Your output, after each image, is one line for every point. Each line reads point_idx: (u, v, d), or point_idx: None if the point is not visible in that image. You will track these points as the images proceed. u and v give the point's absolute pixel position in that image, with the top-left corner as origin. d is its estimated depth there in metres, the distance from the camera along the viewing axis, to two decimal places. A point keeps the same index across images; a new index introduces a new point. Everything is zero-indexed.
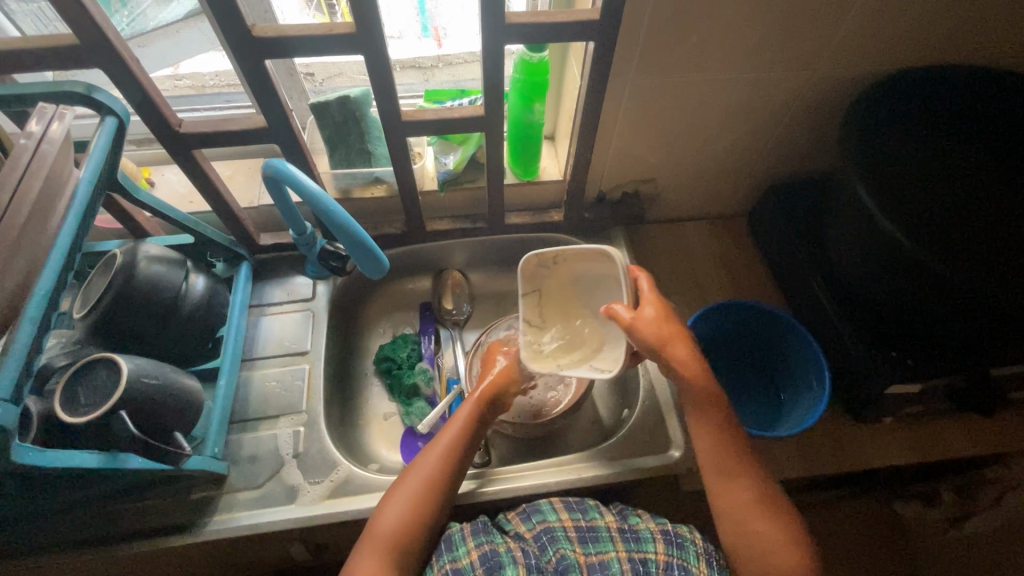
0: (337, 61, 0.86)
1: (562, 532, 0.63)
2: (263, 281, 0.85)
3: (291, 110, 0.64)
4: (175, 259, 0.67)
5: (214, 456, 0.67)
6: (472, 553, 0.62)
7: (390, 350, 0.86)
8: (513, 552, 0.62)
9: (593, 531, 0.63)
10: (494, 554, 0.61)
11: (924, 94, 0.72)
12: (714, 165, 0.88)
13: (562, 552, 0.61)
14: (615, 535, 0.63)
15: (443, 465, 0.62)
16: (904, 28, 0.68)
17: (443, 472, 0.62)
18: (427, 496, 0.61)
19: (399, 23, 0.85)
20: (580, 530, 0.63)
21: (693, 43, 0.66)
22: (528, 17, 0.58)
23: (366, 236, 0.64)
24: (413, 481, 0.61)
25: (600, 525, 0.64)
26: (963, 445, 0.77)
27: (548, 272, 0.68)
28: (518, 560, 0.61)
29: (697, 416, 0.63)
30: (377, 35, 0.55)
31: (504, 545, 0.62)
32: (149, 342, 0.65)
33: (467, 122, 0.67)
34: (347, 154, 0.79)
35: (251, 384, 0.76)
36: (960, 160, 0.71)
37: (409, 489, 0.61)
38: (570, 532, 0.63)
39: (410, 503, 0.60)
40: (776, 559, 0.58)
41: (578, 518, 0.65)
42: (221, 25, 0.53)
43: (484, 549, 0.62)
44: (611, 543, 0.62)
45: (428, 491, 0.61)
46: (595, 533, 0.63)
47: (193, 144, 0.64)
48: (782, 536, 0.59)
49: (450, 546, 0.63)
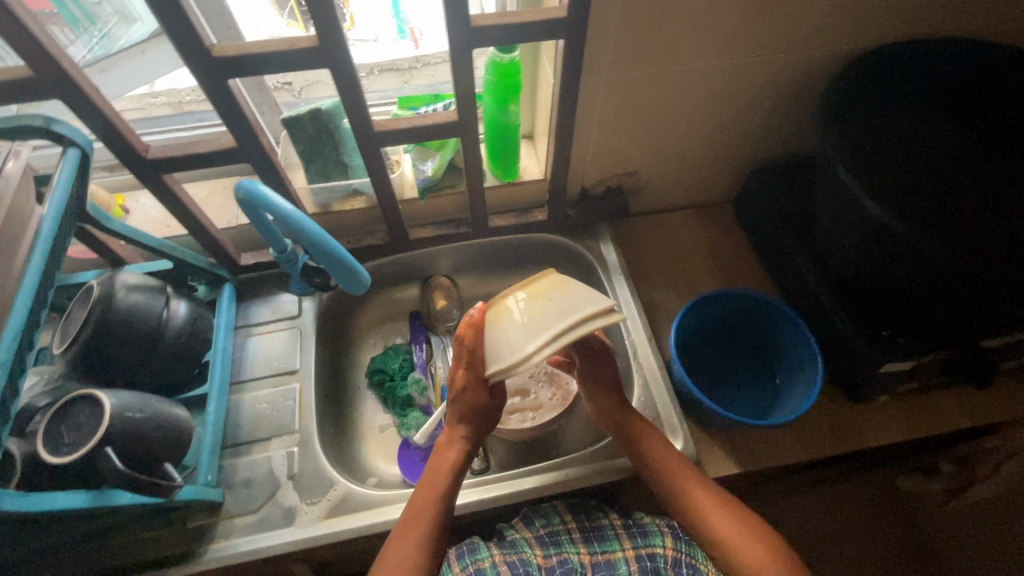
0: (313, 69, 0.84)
1: (567, 535, 0.66)
2: (248, 301, 0.84)
3: (260, 127, 0.62)
4: (156, 286, 0.67)
5: (207, 484, 0.66)
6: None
7: (381, 363, 0.86)
8: (500, 568, 0.62)
9: (599, 531, 0.67)
10: (480, 572, 0.62)
11: (912, 70, 0.72)
12: (695, 153, 0.87)
13: (566, 554, 0.64)
14: (620, 533, 0.67)
15: (421, 548, 0.58)
16: (873, 5, 0.67)
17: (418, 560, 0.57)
18: None
19: (374, 25, 0.84)
20: (584, 531, 0.67)
21: (664, 33, 0.65)
22: (496, 18, 0.56)
23: (344, 252, 0.63)
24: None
25: (604, 525, 0.68)
26: (959, 418, 0.76)
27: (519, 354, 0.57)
28: (504, 572, 0.62)
29: (633, 430, 0.67)
30: (341, 45, 0.54)
31: (489, 561, 0.63)
32: (134, 371, 0.64)
33: (442, 129, 0.66)
34: (323, 167, 0.77)
35: (241, 407, 0.75)
36: (959, 137, 0.70)
37: None
38: (574, 534, 0.67)
39: None
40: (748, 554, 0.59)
41: (582, 519, 0.68)
42: (179, 46, 0.51)
43: (470, 571, 0.62)
44: (617, 542, 0.65)
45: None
46: (600, 532, 0.67)
47: (161, 168, 0.62)
48: (739, 531, 0.60)
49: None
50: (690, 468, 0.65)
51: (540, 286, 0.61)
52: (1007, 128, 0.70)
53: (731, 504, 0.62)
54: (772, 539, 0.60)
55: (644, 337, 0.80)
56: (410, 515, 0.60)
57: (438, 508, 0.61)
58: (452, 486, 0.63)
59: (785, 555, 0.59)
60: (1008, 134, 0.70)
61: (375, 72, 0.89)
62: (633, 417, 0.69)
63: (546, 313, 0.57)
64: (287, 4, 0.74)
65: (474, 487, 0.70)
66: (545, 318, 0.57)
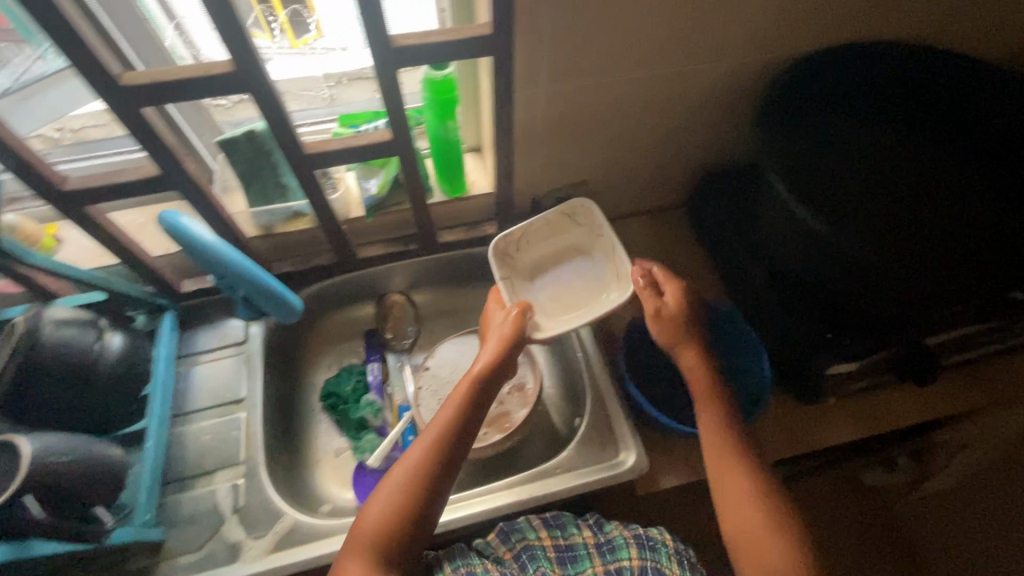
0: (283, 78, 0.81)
1: (542, 551, 0.64)
2: (192, 329, 0.81)
3: (185, 155, 0.61)
4: (87, 319, 0.64)
5: (146, 523, 0.64)
6: None
7: (335, 385, 0.84)
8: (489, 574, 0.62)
9: (571, 550, 0.65)
10: None
11: (846, 74, 0.74)
12: (643, 160, 0.87)
13: (541, 570, 0.62)
14: (591, 550, 0.65)
15: (432, 449, 0.61)
16: (803, 12, 0.68)
17: (426, 463, 0.60)
18: (412, 484, 0.59)
19: (345, 32, 0.79)
20: (558, 550, 0.64)
21: (597, 46, 0.65)
22: (419, 38, 0.55)
23: (269, 281, 0.64)
24: (395, 476, 0.60)
25: (578, 542, 0.66)
26: (910, 415, 0.77)
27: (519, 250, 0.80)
28: None
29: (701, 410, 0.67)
30: (258, 70, 0.52)
31: (479, 567, 0.63)
32: (67, 409, 0.62)
33: (376, 149, 0.65)
34: (263, 190, 0.76)
35: (185, 439, 0.73)
36: (898, 137, 0.71)
37: (385, 492, 0.59)
38: (550, 551, 0.64)
39: (394, 495, 0.59)
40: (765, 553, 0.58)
41: (557, 536, 0.66)
42: (85, 76, 0.49)
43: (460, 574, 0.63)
44: (587, 560, 0.64)
45: (416, 474, 0.60)
46: (572, 552, 0.65)
47: (81, 200, 0.60)
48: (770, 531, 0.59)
49: None
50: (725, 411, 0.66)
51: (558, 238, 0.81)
52: (941, 128, 0.71)
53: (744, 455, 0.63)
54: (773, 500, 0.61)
55: (595, 348, 0.80)
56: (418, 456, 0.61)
57: (458, 422, 0.63)
58: (466, 434, 0.64)
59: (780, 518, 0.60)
60: (945, 134, 0.71)
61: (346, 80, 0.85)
62: (694, 356, 0.69)
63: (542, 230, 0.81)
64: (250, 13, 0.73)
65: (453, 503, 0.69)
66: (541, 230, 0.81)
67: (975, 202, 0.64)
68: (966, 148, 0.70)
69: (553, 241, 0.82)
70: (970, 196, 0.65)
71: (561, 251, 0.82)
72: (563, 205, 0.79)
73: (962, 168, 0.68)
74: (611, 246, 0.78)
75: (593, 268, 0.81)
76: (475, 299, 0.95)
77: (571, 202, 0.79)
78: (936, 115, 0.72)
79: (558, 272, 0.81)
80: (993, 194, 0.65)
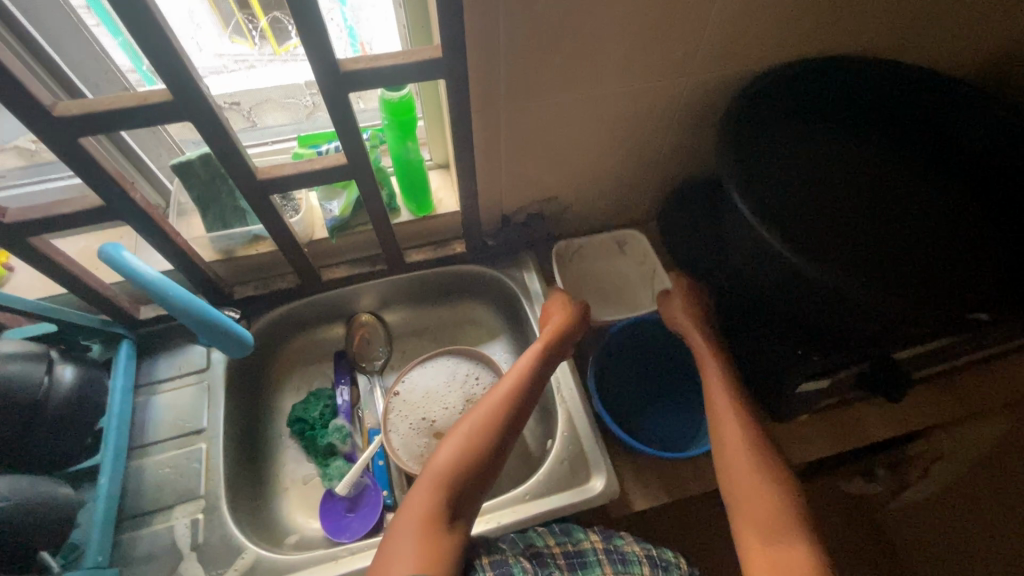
0: (261, 88, 0.79)
1: (553, 558, 0.62)
2: (153, 356, 0.79)
3: (132, 184, 0.59)
4: (36, 352, 0.62)
5: (99, 565, 0.61)
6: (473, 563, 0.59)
7: (302, 411, 0.82)
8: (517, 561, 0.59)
9: (582, 556, 0.62)
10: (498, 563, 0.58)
11: (807, 88, 0.74)
12: (612, 175, 0.86)
13: None
14: (602, 557, 0.62)
15: (503, 405, 0.65)
16: (764, 28, 0.68)
17: (495, 419, 0.64)
18: (484, 433, 0.63)
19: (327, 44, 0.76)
20: (569, 556, 0.62)
21: (555, 64, 0.64)
22: (367, 62, 0.54)
23: (217, 317, 0.63)
24: (463, 426, 0.64)
25: (587, 548, 0.63)
26: (881, 429, 0.77)
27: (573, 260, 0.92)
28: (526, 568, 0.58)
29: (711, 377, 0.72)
30: (201, 98, 0.51)
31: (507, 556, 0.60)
32: (12, 450, 0.59)
33: (331, 173, 0.63)
34: (221, 213, 0.74)
35: (143, 473, 0.70)
36: (870, 157, 0.71)
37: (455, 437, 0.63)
38: (559, 559, 0.62)
39: (466, 441, 0.62)
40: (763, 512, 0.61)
41: (565, 543, 0.64)
42: (14, 109, 0.47)
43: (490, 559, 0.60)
44: (599, 567, 0.61)
45: (486, 426, 0.63)
46: (583, 558, 0.62)
47: (21, 232, 0.58)
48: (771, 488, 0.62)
49: None
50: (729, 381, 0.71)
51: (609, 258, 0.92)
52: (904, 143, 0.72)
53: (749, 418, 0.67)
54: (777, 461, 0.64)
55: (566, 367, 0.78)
56: (485, 408, 0.65)
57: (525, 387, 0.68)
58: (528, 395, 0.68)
59: (779, 471, 0.63)
60: (914, 149, 0.71)
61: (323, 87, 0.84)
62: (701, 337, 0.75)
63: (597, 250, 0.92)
64: (232, 20, 0.73)
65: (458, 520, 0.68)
66: (596, 250, 0.92)
67: (936, 217, 0.64)
68: (932, 163, 0.70)
69: (602, 263, 0.93)
70: (939, 213, 0.65)
71: (606, 272, 0.92)
72: (617, 231, 0.91)
73: (936, 189, 0.68)
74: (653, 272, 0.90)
75: (632, 289, 0.91)
76: (447, 318, 0.93)
77: (624, 230, 0.91)
78: (898, 128, 0.73)
79: (600, 289, 0.91)
80: (965, 215, 0.65)
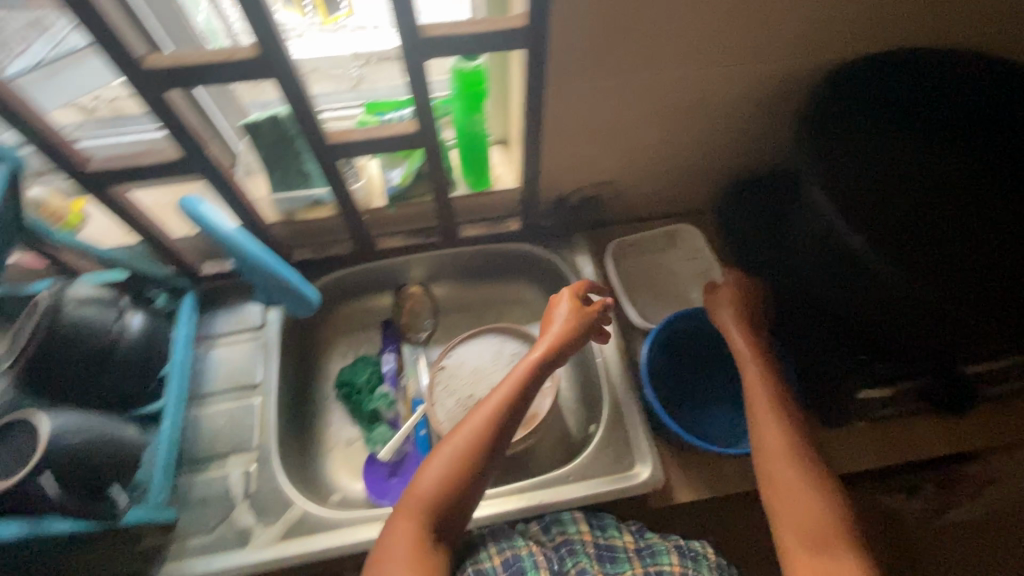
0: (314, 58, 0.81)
1: (582, 546, 0.63)
2: (213, 310, 0.82)
3: (208, 139, 0.60)
4: (110, 299, 0.65)
5: (160, 504, 0.65)
6: (494, 556, 0.61)
7: (349, 375, 0.84)
8: (536, 557, 0.61)
9: (611, 551, 0.64)
10: (515, 560, 0.60)
11: (905, 79, 0.69)
12: (676, 162, 0.83)
13: (582, 564, 0.60)
14: (632, 554, 0.64)
15: (488, 423, 0.62)
16: (857, 11, 0.64)
17: (481, 440, 0.61)
18: (469, 455, 0.60)
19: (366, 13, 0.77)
20: (599, 548, 0.63)
21: (633, 40, 0.62)
22: (448, 27, 0.53)
23: (288, 277, 0.64)
24: (450, 445, 0.61)
25: (618, 545, 0.64)
26: (940, 444, 0.73)
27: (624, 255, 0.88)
28: (541, 565, 0.60)
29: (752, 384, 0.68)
30: (283, 56, 0.51)
31: (525, 549, 0.61)
32: (83, 388, 0.62)
33: (400, 141, 0.63)
34: (285, 175, 0.75)
35: (200, 421, 0.73)
36: (976, 160, 0.66)
37: (442, 458, 0.60)
38: (590, 547, 0.63)
39: (452, 463, 0.60)
40: (800, 519, 0.59)
41: (598, 534, 0.65)
42: (109, 57, 0.49)
43: (506, 556, 0.61)
44: (628, 563, 0.62)
45: (472, 449, 0.60)
46: (613, 552, 0.64)
47: (104, 181, 0.60)
48: (810, 503, 0.60)
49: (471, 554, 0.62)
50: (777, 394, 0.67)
51: (660, 253, 0.89)
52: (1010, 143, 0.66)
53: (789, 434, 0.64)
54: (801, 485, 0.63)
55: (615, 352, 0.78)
56: (469, 430, 0.61)
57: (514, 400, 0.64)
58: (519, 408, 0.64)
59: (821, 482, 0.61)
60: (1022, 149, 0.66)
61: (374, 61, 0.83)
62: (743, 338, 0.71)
63: (646, 244, 0.88)
64: None
65: (491, 498, 0.68)
66: (645, 244, 0.88)
67: None
68: None
69: (654, 256, 0.89)
70: None
71: (658, 267, 0.89)
72: (672, 225, 0.87)
73: None
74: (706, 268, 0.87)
75: (682, 283, 0.88)
76: (494, 296, 0.93)
77: (677, 225, 0.87)
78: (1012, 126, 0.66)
79: (653, 283, 0.88)
80: None
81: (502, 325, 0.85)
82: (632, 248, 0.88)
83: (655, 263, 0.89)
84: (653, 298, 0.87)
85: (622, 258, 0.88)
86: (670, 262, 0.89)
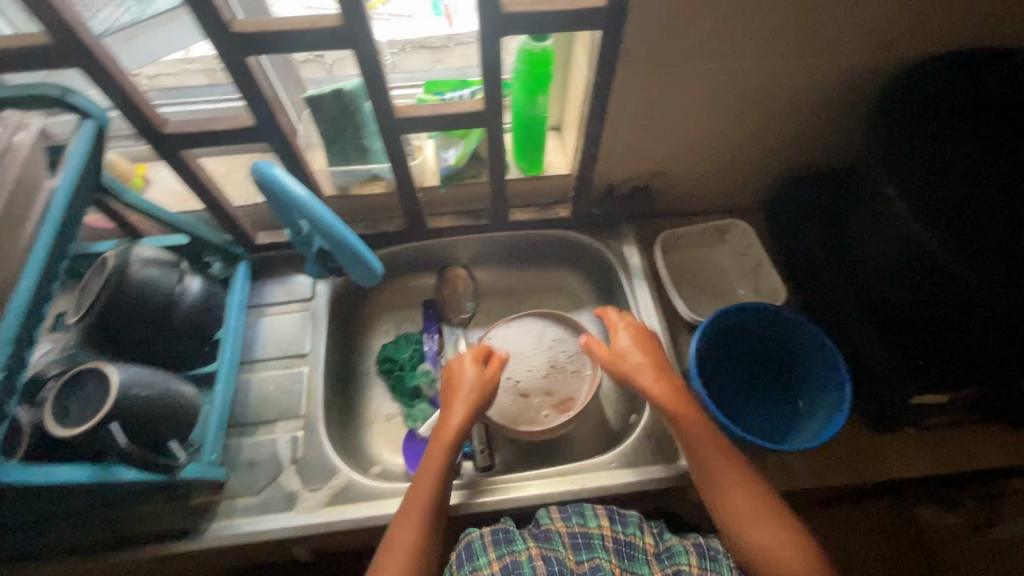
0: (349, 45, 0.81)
1: (600, 540, 0.61)
2: (264, 280, 0.83)
3: (279, 107, 0.61)
4: (170, 261, 0.66)
5: (211, 462, 0.66)
6: (493, 563, 0.58)
7: (392, 351, 0.85)
8: (535, 562, 0.58)
9: (630, 548, 0.61)
10: (515, 564, 0.58)
11: (995, 72, 0.65)
12: (731, 156, 0.82)
13: (597, 560, 0.59)
14: (649, 556, 0.61)
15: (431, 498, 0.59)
16: (939, 7, 0.62)
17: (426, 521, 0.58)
18: (422, 539, 0.57)
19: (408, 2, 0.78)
20: (617, 543, 0.61)
21: (705, 28, 0.61)
22: (527, 5, 0.53)
23: (361, 246, 0.63)
24: (400, 536, 0.57)
25: (638, 544, 0.62)
26: (989, 456, 0.72)
27: (671, 247, 0.88)
28: (539, 568, 0.57)
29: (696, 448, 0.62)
30: (365, 27, 0.52)
31: (526, 553, 0.58)
32: (143, 347, 0.63)
33: (465, 119, 0.64)
34: (344, 150, 0.76)
35: (249, 387, 0.75)
36: None
37: (400, 552, 0.56)
38: (608, 542, 0.61)
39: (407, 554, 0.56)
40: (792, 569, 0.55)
41: (617, 529, 0.62)
42: (199, 21, 0.50)
43: (506, 562, 0.58)
44: (646, 566, 0.60)
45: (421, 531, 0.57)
46: (631, 550, 0.61)
47: (179, 145, 0.62)
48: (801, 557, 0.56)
49: (470, 555, 0.60)
50: (723, 447, 0.62)
51: (708, 247, 0.88)
52: None
53: (747, 478, 0.60)
54: (796, 523, 0.58)
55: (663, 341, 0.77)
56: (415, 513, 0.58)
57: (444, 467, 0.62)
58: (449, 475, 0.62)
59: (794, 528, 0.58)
60: None
61: (407, 49, 0.84)
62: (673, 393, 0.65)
63: (696, 237, 0.88)
64: None
65: (529, 480, 0.69)
66: (694, 236, 0.88)
67: None
68: None
69: (702, 249, 0.88)
70: None
71: (705, 261, 0.88)
72: (724, 220, 0.86)
73: None
74: (756, 263, 0.85)
75: (730, 279, 0.87)
76: (536, 282, 0.93)
77: (728, 219, 0.87)
78: None
79: (699, 277, 0.87)
80: None
81: (545, 311, 0.85)
82: (680, 240, 0.88)
83: (703, 257, 0.88)
84: (700, 292, 0.86)
85: (670, 251, 0.88)
86: (718, 257, 0.88)
